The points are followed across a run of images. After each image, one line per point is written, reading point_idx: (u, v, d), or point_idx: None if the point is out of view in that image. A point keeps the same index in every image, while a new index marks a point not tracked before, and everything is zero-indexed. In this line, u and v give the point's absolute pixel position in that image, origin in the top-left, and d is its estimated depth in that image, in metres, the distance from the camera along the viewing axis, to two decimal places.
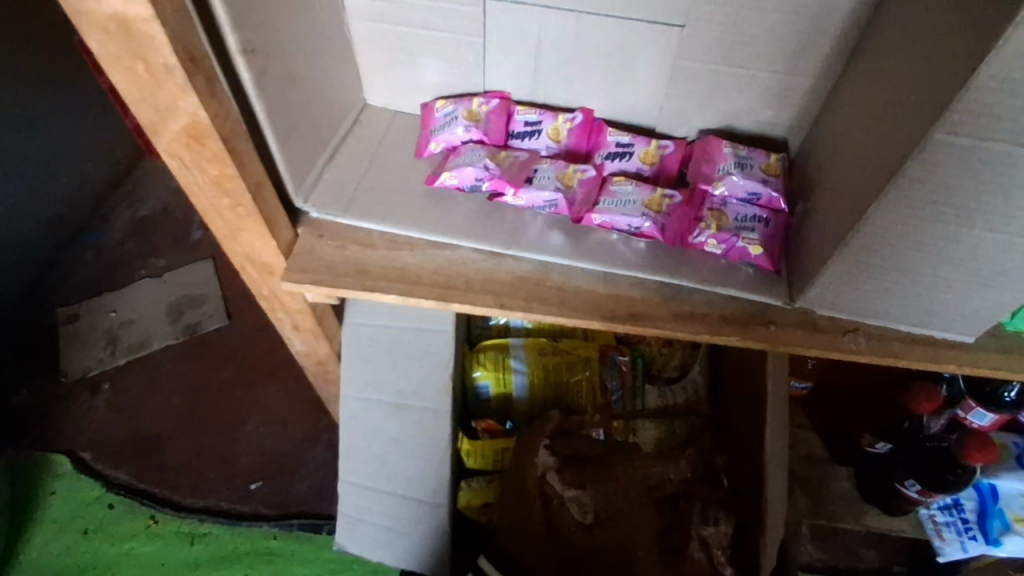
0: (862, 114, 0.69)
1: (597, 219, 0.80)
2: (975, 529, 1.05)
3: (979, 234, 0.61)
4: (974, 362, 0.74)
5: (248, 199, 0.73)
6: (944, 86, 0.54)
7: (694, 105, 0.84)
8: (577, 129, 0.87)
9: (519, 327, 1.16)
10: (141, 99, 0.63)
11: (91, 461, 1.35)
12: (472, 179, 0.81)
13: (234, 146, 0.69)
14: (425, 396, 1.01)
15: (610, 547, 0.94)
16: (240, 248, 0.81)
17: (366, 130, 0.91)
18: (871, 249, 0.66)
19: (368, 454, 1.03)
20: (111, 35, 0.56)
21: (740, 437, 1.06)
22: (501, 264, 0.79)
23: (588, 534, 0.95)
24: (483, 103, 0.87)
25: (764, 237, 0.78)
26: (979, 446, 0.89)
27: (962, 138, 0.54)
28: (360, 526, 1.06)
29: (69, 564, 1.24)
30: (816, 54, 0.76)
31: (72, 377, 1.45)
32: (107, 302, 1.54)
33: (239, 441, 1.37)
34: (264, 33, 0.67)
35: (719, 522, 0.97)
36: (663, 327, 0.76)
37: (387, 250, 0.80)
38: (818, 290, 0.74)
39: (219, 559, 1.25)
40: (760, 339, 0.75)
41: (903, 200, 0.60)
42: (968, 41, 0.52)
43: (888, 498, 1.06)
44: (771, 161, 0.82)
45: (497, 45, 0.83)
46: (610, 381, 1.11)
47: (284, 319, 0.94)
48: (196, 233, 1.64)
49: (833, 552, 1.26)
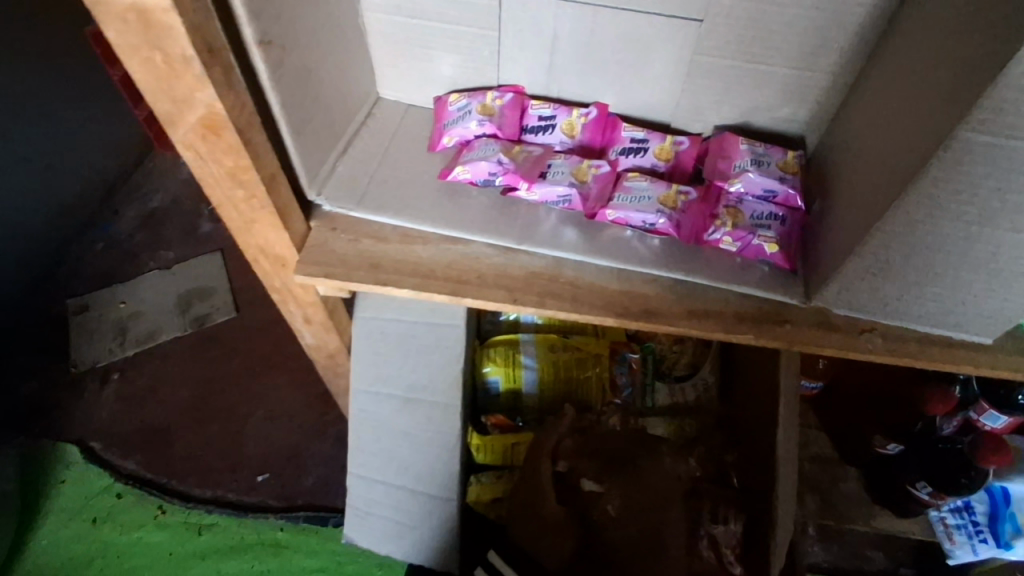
0: (883, 112, 0.68)
1: (611, 215, 0.79)
2: (985, 532, 1.04)
3: (1003, 234, 0.61)
4: (993, 364, 0.74)
5: (263, 191, 0.73)
6: (971, 84, 0.53)
7: (711, 101, 0.84)
8: (592, 124, 0.86)
9: (529, 322, 1.16)
10: (157, 90, 0.62)
11: (101, 450, 1.36)
12: (486, 174, 0.81)
13: (250, 138, 0.69)
14: (436, 391, 1.01)
15: (626, 545, 0.95)
16: (253, 240, 0.81)
17: (379, 123, 0.91)
18: (889, 248, 0.66)
19: (377, 448, 1.03)
20: (130, 25, 0.56)
21: (749, 436, 1.05)
22: (515, 259, 0.79)
23: (620, 529, 0.96)
24: (497, 96, 0.86)
25: (780, 235, 0.77)
26: (993, 449, 0.90)
27: (988, 137, 0.53)
28: (370, 519, 1.06)
29: (77, 553, 1.25)
30: (836, 50, 0.75)
31: (82, 367, 1.45)
32: (117, 293, 1.54)
33: (247, 433, 1.37)
34: (281, 24, 0.67)
35: (729, 521, 1.00)
36: (679, 325, 0.75)
37: (401, 244, 0.80)
38: (834, 289, 0.73)
39: (226, 549, 1.25)
40: (775, 337, 0.75)
41: (926, 199, 0.60)
42: (996, 37, 0.51)
43: (900, 500, 1.06)
44: (788, 157, 0.81)
45: (513, 38, 0.83)
46: (621, 377, 1.12)
47: (295, 311, 0.94)
48: (206, 225, 1.64)
49: (840, 553, 1.26)
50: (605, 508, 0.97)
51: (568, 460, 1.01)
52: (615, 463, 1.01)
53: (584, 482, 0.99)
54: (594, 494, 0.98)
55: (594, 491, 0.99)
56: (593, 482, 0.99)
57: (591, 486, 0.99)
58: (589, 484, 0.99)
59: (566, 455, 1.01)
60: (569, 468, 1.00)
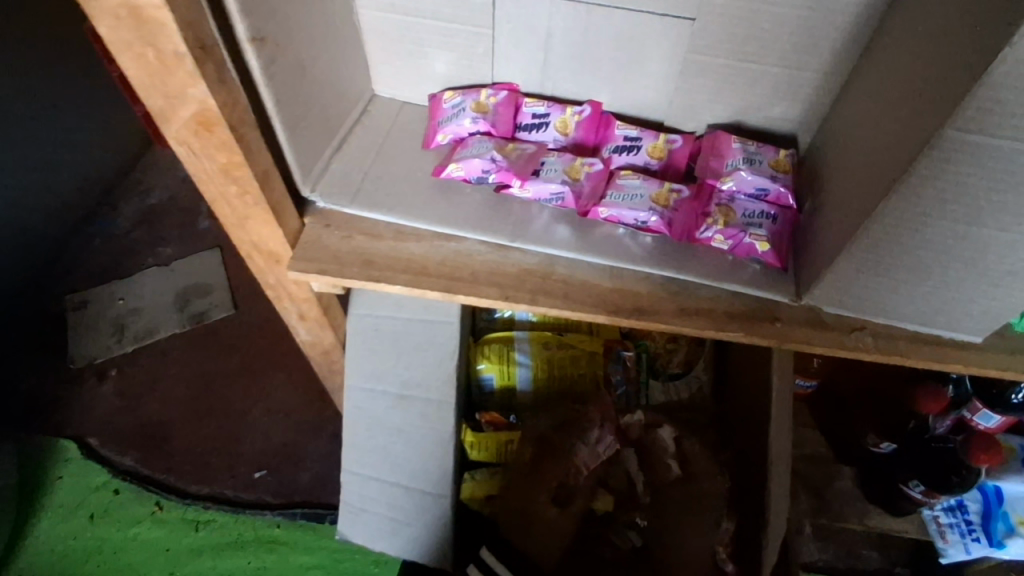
0: (874, 110, 0.68)
1: (603, 212, 0.79)
2: (978, 531, 1.04)
3: (991, 233, 0.61)
4: (982, 362, 0.74)
5: (256, 188, 0.73)
6: (958, 83, 0.53)
7: (704, 99, 0.84)
8: (585, 122, 0.86)
9: (524, 319, 1.16)
10: (150, 86, 0.62)
11: (98, 446, 1.36)
12: (479, 171, 0.81)
13: (243, 135, 0.69)
14: (430, 388, 1.01)
15: (685, 501, 1.01)
16: (247, 236, 0.81)
17: (375, 120, 0.91)
18: (879, 245, 0.66)
19: (372, 444, 1.04)
20: (122, 21, 0.56)
21: (745, 433, 1.06)
22: (507, 256, 0.79)
23: (683, 488, 1.02)
24: (491, 94, 0.86)
25: (771, 233, 0.77)
26: (986, 449, 0.90)
27: (976, 136, 0.53)
28: (364, 515, 1.07)
29: (74, 549, 1.25)
30: (828, 50, 0.75)
31: (80, 363, 1.46)
32: (116, 290, 1.55)
33: (244, 430, 1.38)
34: (274, 21, 0.68)
35: (723, 521, 0.99)
36: (670, 322, 0.75)
37: (394, 240, 0.80)
38: (824, 288, 0.73)
39: (223, 545, 1.26)
40: (767, 335, 0.75)
41: (916, 196, 0.60)
42: (982, 39, 0.52)
43: (891, 498, 1.06)
44: (780, 157, 0.82)
45: (508, 35, 0.83)
46: (615, 374, 1.12)
47: (290, 308, 0.95)
48: (204, 222, 1.64)
49: (835, 551, 1.26)
50: (667, 461, 1.03)
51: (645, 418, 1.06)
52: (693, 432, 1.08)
53: (662, 431, 1.04)
54: (668, 444, 1.04)
55: (668, 439, 1.04)
56: (670, 430, 1.05)
57: (667, 434, 1.04)
58: (665, 433, 1.04)
59: (639, 421, 1.05)
60: (642, 424, 1.05)
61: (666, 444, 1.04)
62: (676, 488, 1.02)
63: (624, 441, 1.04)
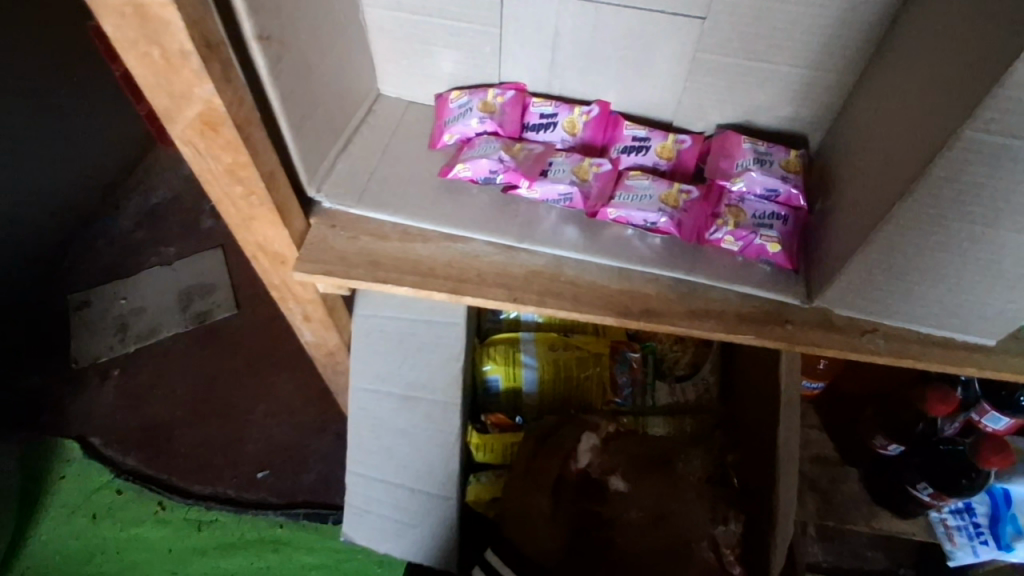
0: (888, 111, 0.68)
1: (612, 213, 0.79)
2: (986, 533, 1.03)
3: (1007, 235, 0.60)
4: (996, 366, 0.73)
5: (261, 188, 0.73)
6: (977, 83, 0.53)
7: (713, 99, 0.83)
8: (593, 122, 0.86)
9: (529, 321, 1.16)
10: (155, 84, 0.62)
11: (101, 446, 1.36)
12: (487, 171, 0.80)
13: (249, 134, 0.68)
14: (436, 389, 1.00)
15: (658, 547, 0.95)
16: (253, 237, 0.81)
17: (380, 120, 0.91)
18: (893, 248, 0.65)
19: (376, 446, 1.03)
20: (128, 19, 0.56)
21: (750, 432, 1.05)
22: (515, 257, 0.78)
23: (644, 533, 0.96)
24: (498, 94, 0.85)
25: (783, 234, 0.77)
26: (995, 451, 0.90)
27: (995, 137, 0.53)
28: (368, 517, 1.06)
29: (75, 549, 1.25)
30: (840, 49, 0.75)
31: (82, 363, 1.45)
32: (118, 289, 1.54)
33: (247, 430, 1.37)
34: (280, 19, 0.67)
35: (729, 521, 0.96)
36: (680, 324, 0.74)
37: (400, 241, 0.79)
38: (836, 291, 0.73)
39: (225, 545, 1.25)
40: (778, 337, 0.74)
41: (931, 198, 0.59)
42: (1002, 36, 0.51)
43: (900, 499, 1.05)
44: (791, 157, 0.81)
45: (515, 35, 0.82)
46: (621, 376, 1.12)
47: (294, 309, 0.94)
48: (207, 222, 1.64)
49: (839, 553, 1.26)
50: (627, 513, 0.98)
51: (604, 458, 1.01)
52: (647, 467, 1.02)
53: (612, 481, 1.00)
54: (619, 496, 0.99)
55: (618, 490, 1.00)
56: (621, 481, 1.00)
57: (620, 486, 1.00)
58: (617, 484, 1.00)
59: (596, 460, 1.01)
60: (596, 465, 1.01)
61: (615, 495, 1.00)
62: (646, 530, 0.97)
63: (590, 470, 1.01)
